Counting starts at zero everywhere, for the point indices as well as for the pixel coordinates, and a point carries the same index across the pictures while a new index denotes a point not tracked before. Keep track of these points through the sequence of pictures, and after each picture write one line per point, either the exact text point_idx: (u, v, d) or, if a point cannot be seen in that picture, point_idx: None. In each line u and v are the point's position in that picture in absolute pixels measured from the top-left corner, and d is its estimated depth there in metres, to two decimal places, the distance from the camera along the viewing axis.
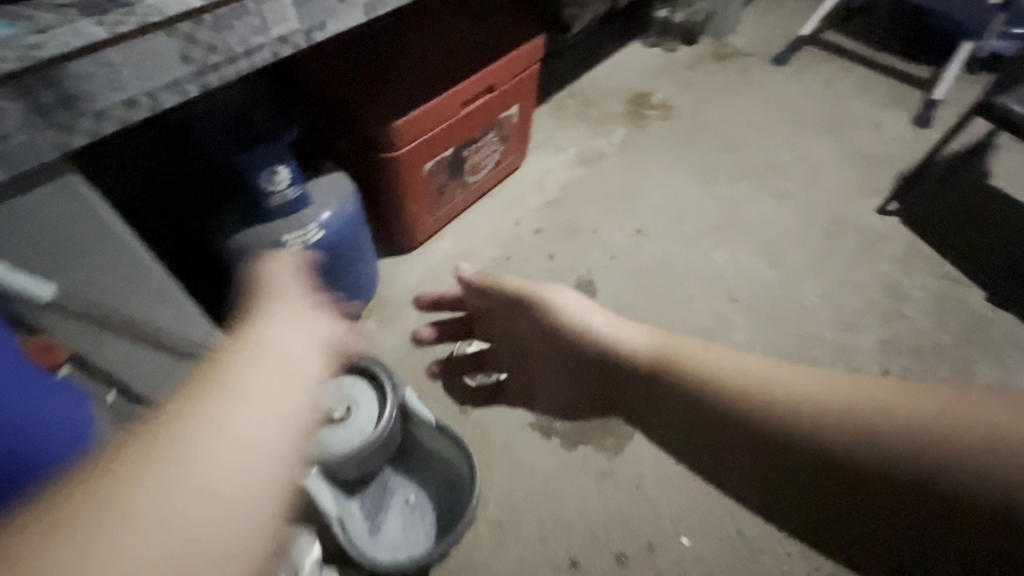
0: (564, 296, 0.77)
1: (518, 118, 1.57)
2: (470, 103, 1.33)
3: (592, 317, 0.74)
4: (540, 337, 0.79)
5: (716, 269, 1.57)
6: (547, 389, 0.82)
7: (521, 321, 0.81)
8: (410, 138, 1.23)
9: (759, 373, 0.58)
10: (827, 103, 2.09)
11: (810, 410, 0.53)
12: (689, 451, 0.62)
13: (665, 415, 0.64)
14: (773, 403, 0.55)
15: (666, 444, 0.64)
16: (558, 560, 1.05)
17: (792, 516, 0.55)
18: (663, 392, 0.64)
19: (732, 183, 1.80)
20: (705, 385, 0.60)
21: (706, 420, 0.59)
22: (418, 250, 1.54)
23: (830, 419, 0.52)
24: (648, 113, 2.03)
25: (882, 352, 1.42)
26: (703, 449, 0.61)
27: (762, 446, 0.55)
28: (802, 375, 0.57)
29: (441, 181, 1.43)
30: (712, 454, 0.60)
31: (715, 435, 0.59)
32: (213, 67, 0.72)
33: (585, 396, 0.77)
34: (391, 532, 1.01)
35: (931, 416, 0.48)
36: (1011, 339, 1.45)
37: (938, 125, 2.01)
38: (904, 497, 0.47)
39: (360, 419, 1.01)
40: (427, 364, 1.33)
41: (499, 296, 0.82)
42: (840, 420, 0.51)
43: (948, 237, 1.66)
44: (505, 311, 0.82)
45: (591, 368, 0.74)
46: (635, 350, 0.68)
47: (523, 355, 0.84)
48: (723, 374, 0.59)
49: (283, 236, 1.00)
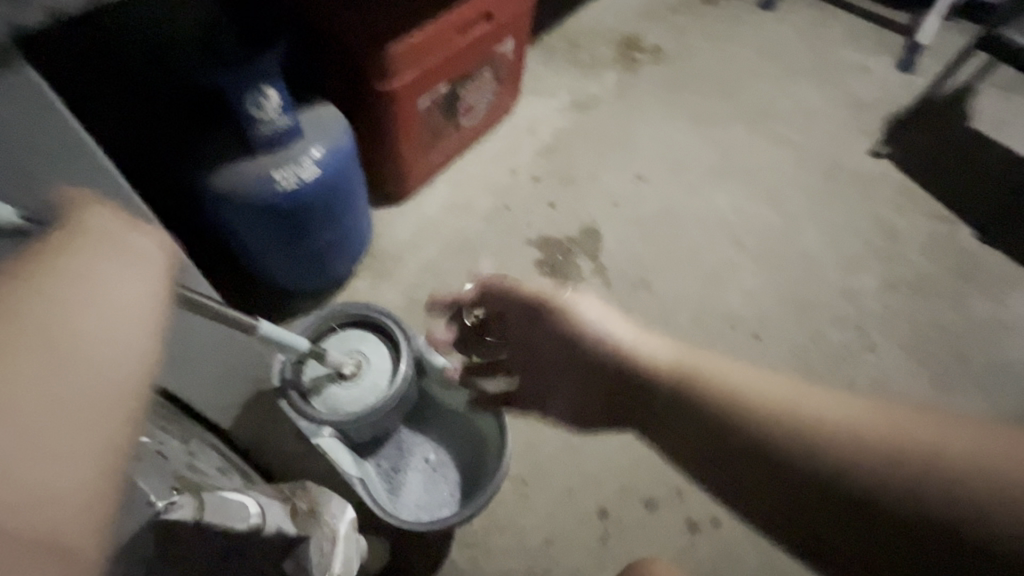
0: (590, 305, 0.68)
1: (513, 55, 1.44)
2: (467, 32, 1.21)
3: (606, 323, 0.66)
4: (557, 344, 0.70)
5: (719, 214, 1.54)
6: (560, 405, 0.73)
7: (538, 327, 0.72)
8: (406, 68, 1.11)
9: (786, 397, 0.53)
10: (816, 44, 2.01)
11: (841, 439, 0.50)
12: (691, 463, 0.58)
13: (670, 428, 0.59)
14: (800, 427, 0.51)
15: (666, 454, 0.60)
16: (586, 510, 1.03)
17: (787, 537, 0.51)
18: (673, 407, 0.59)
19: (729, 127, 1.73)
20: (725, 400, 0.55)
21: (723, 437, 0.54)
22: (409, 200, 1.43)
23: (866, 452, 0.48)
24: (639, 57, 1.86)
25: (884, 291, 1.43)
26: (706, 462, 0.56)
27: (779, 479, 0.51)
28: (829, 401, 0.53)
29: (436, 122, 1.32)
30: (714, 469, 0.56)
31: (723, 450, 0.55)
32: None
33: (583, 405, 0.70)
34: (412, 493, 0.95)
35: (973, 455, 0.46)
36: (1001, 274, 1.49)
37: (928, 67, 1.96)
38: (916, 532, 0.45)
39: (372, 375, 0.93)
40: (431, 320, 1.25)
41: (519, 299, 0.73)
42: (873, 451, 0.48)
43: (940, 178, 1.67)
44: (524, 315, 0.74)
45: (606, 381, 0.65)
46: (653, 362, 0.61)
47: (535, 364, 0.75)
48: (748, 392, 0.54)
49: (272, 172, 0.91)
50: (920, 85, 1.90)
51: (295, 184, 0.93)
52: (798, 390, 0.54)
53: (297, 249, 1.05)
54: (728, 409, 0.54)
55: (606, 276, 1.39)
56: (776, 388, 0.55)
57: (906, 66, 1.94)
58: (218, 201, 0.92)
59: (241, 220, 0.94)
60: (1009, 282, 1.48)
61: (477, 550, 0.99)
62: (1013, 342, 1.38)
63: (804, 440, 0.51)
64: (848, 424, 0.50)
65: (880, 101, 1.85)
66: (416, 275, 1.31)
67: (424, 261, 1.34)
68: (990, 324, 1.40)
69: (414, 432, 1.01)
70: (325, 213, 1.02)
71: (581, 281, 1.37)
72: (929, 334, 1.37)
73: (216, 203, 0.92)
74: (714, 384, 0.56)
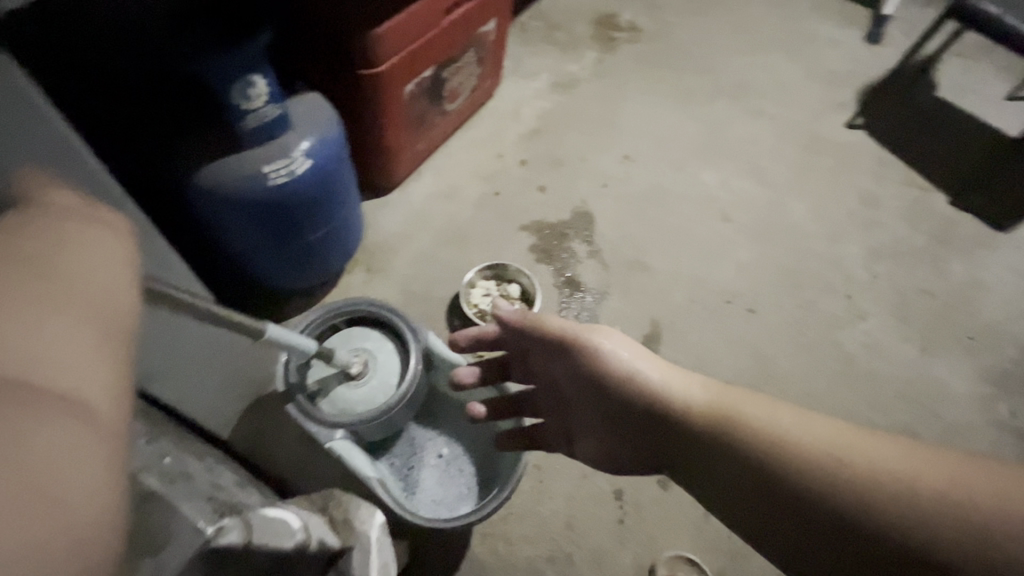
0: (618, 344, 0.73)
1: (495, 36, 1.39)
2: (450, 13, 1.16)
3: (639, 365, 0.71)
4: (583, 381, 0.75)
5: (707, 191, 1.54)
6: (588, 443, 0.78)
7: (561, 362, 0.77)
8: (391, 51, 1.06)
9: (817, 440, 0.58)
10: (789, 19, 2.02)
11: (847, 473, 0.54)
12: (731, 506, 0.61)
13: (698, 466, 0.64)
14: (828, 469, 0.55)
15: (706, 497, 0.64)
16: (602, 492, 1.03)
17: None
18: (698, 444, 0.64)
19: (710, 103, 1.73)
20: (760, 443, 0.59)
21: (746, 473, 0.59)
22: (397, 191, 1.39)
23: (869, 488, 0.53)
24: (616, 35, 1.84)
25: (869, 259, 1.47)
26: (746, 504, 0.60)
27: (813, 526, 0.55)
28: (858, 445, 0.56)
29: (421, 108, 1.27)
30: (755, 511, 0.59)
31: (759, 491, 0.59)
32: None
33: (621, 446, 0.73)
34: (428, 490, 0.94)
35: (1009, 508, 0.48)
36: (974, 237, 1.55)
37: (894, 38, 2.01)
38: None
39: (381, 374, 0.90)
40: (430, 313, 1.23)
41: (544, 337, 0.78)
42: (873, 485, 0.53)
43: (913, 146, 1.72)
44: (547, 352, 0.79)
45: (636, 419, 0.70)
46: (687, 403, 0.66)
47: (562, 402, 0.81)
48: (780, 436, 0.59)
49: (262, 167, 0.86)
50: (888, 57, 1.94)
51: (287, 177, 0.88)
52: (817, 429, 0.59)
53: (287, 247, 1.00)
54: (747, 444, 0.60)
55: (601, 258, 1.38)
56: (795, 426, 0.60)
57: (875, 37, 1.98)
58: (204, 196, 0.87)
59: (230, 217, 0.90)
60: (982, 244, 1.54)
61: (496, 539, 0.98)
62: (988, 301, 1.44)
63: (811, 470, 0.56)
64: (863, 460, 0.55)
65: (853, 73, 1.88)
66: (409, 267, 1.28)
67: (416, 252, 1.30)
68: (967, 285, 1.46)
69: (425, 429, 0.99)
70: (318, 208, 0.97)
71: (576, 264, 1.36)
72: (912, 298, 1.42)
73: (202, 198, 0.87)
74: (735, 422, 0.62)
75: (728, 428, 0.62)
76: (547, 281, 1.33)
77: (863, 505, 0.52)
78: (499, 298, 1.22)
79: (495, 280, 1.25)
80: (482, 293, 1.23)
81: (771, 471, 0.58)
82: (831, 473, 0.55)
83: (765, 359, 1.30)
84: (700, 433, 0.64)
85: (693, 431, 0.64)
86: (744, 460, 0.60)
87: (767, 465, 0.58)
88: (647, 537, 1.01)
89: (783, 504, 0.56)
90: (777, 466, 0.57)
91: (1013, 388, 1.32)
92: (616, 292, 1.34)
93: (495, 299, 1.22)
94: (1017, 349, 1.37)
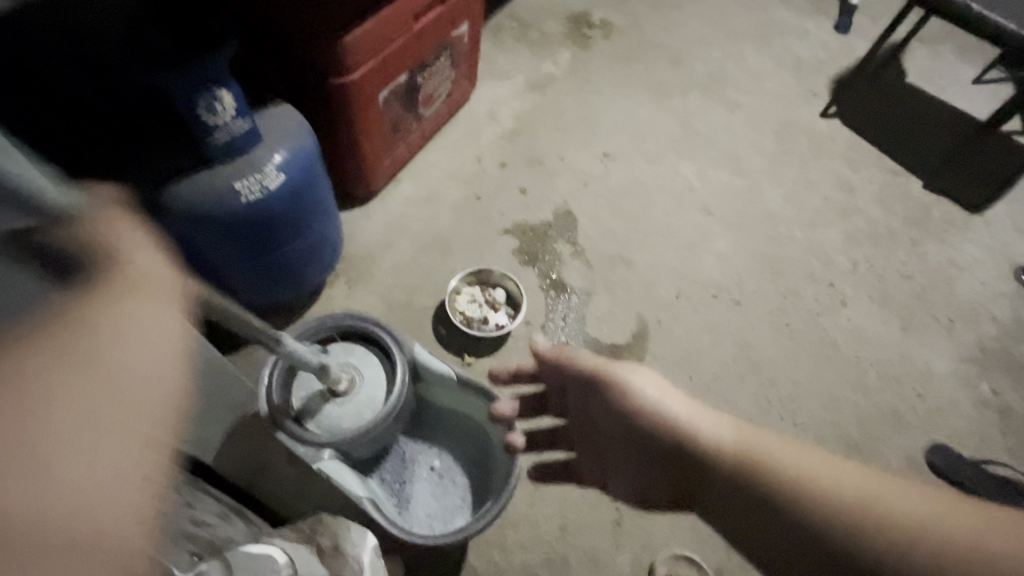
0: (643, 380, 0.70)
1: (469, 39, 1.38)
2: (421, 17, 1.14)
3: (669, 401, 0.68)
4: (611, 417, 0.72)
5: (687, 184, 1.55)
6: (622, 481, 0.74)
7: (592, 399, 0.74)
8: (363, 58, 1.04)
9: (846, 485, 0.54)
10: (759, 11, 2.03)
11: (881, 520, 0.51)
12: (758, 552, 0.58)
13: (723, 506, 0.61)
14: (859, 518, 0.52)
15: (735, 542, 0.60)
16: (597, 494, 1.03)
17: None
18: (717, 484, 0.61)
19: (685, 97, 1.74)
20: (784, 486, 0.56)
21: (766, 512, 0.57)
22: (375, 199, 1.36)
23: (907, 538, 0.49)
24: (589, 32, 1.83)
25: (848, 245, 1.49)
26: (772, 551, 0.56)
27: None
28: (893, 492, 0.53)
29: (396, 114, 1.25)
30: (780, 558, 0.56)
31: (783, 537, 0.55)
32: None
33: (648, 485, 0.70)
34: (420, 504, 0.92)
35: None
36: (948, 219, 1.58)
37: (862, 26, 2.04)
38: None
39: (367, 389, 0.89)
40: (416, 321, 1.21)
41: (575, 373, 0.75)
42: (908, 536, 0.49)
43: (886, 133, 1.74)
44: (578, 388, 0.75)
45: (662, 459, 0.67)
46: (713, 441, 0.63)
47: (593, 438, 0.77)
48: (806, 480, 0.56)
49: (233, 183, 0.84)
50: (857, 45, 1.97)
51: (259, 194, 0.86)
52: (837, 468, 0.56)
53: (265, 262, 0.98)
54: (770, 485, 0.57)
55: (585, 257, 1.38)
56: (822, 466, 0.57)
57: (844, 26, 2.00)
58: (175, 218, 0.84)
59: (202, 236, 0.87)
60: (955, 225, 1.57)
61: (493, 549, 0.97)
62: (965, 281, 1.47)
63: (831, 507, 0.53)
64: (887, 503, 0.52)
65: (823, 62, 1.90)
66: (391, 276, 1.26)
67: (398, 260, 1.28)
68: (944, 267, 1.49)
69: (415, 442, 0.97)
70: (295, 223, 0.95)
71: (560, 264, 1.35)
72: (892, 282, 1.44)
73: (173, 222, 0.85)
74: (753, 457, 0.60)
75: (754, 468, 0.59)
76: (532, 283, 1.32)
77: (890, 545, 0.49)
78: (484, 303, 1.21)
79: (479, 285, 1.24)
80: (467, 299, 1.21)
81: (788, 510, 0.55)
82: (856, 514, 0.52)
83: (751, 350, 1.31)
84: (725, 472, 0.61)
85: (719, 472, 0.61)
86: (766, 499, 0.57)
87: (785, 504, 0.56)
88: (644, 536, 1.01)
89: (800, 538, 0.54)
90: (794, 502, 0.55)
91: (993, 365, 1.35)
92: (601, 290, 1.34)
93: (481, 304, 1.21)
94: (995, 328, 1.40)
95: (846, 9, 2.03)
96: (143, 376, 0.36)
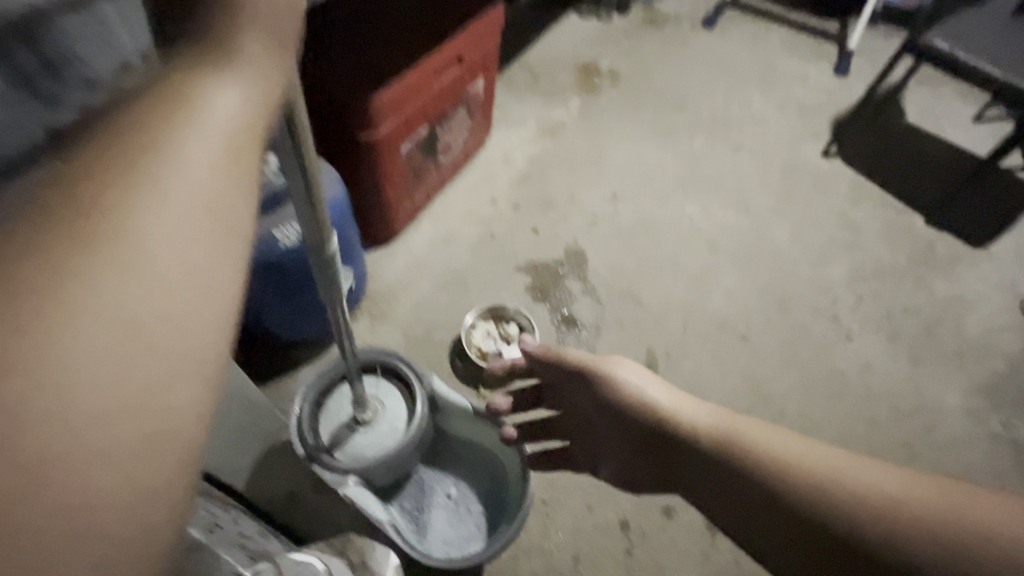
0: (630, 370, 0.73)
1: (484, 92, 1.50)
2: (441, 77, 1.26)
3: (652, 389, 0.71)
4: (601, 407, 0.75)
5: (693, 223, 1.61)
6: (610, 465, 0.77)
7: (582, 393, 0.78)
8: (388, 116, 1.14)
9: (821, 463, 0.56)
10: (760, 57, 2.14)
11: (853, 495, 0.53)
12: (739, 525, 0.60)
13: (700, 484, 0.64)
14: (835, 492, 0.54)
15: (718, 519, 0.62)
16: (608, 525, 1.06)
17: None
18: (694, 462, 0.65)
19: (691, 139, 1.83)
20: (761, 465, 0.59)
21: (738, 487, 0.60)
22: (397, 239, 1.46)
23: (879, 510, 0.51)
24: (598, 81, 1.95)
25: (852, 280, 1.53)
26: (754, 525, 0.58)
27: (819, 546, 0.53)
28: (868, 471, 0.55)
29: (417, 162, 1.35)
30: (760, 532, 0.58)
31: (763, 512, 0.57)
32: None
33: (633, 468, 0.73)
34: (437, 531, 0.96)
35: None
36: (953, 254, 1.61)
37: (860, 71, 2.12)
38: None
39: (389, 418, 0.95)
40: (434, 356, 1.28)
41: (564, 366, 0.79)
42: (883, 507, 0.51)
43: (887, 171, 1.80)
44: (570, 382, 0.79)
45: (647, 444, 0.70)
46: (695, 425, 0.66)
47: (587, 429, 0.80)
48: (782, 458, 0.58)
49: (272, 231, 0.93)
50: (857, 87, 2.05)
51: (295, 240, 0.95)
52: (802, 447, 0.59)
53: (297, 301, 1.06)
54: (750, 464, 0.59)
55: (595, 293, 1.44)
56: (789, 445, 0.59)
57: (843, 70, 2.09)
58: None
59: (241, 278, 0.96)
60: (960, 260, 1.60)
61: None
62: (971, 315, 1.49)
63: (790, 479, 0.56)
64: (840, 476, 0.55)
65: (824, 104, 1.99)
66: (411, 312, 1.33)
67: (418, 297, 1.36)
68: (949, 301, 1.51)
69: (433, 470, 1.02)
70: None
71: (572, 300, 1.42)
72: (898, 316, 1.47)
73: None
74: (727, 437, 0.63)
75: (736, 449, 0.61)
76: (545, 318, 1.38)
77: (840, 516, 0.52)
78: (499, 338, 1.27)
79: (494, 320, 1.30)
80: (483, 333, 1.28)
81: (754, 481, 0.58)
82: (813, 486, 0.55)
83: (759, 383, 1.34)
84: (701, 450, 0.64)
85: (696, 451, 0.64)
86: (736, 473, 0.60)
87: (751, 476, 0.59)
88: (655, 566, 1.03)
89: (764, 507, 0.57)
90: (759, 475, 0.58)
91: (1004, 400, 1.36)
92: (611, 326, 1.39)
93: (496, 338, 1.27)
94: (1004, 362, 1.42)
95: (845, 54, 2.13)
96: (163, 352, 0.28)
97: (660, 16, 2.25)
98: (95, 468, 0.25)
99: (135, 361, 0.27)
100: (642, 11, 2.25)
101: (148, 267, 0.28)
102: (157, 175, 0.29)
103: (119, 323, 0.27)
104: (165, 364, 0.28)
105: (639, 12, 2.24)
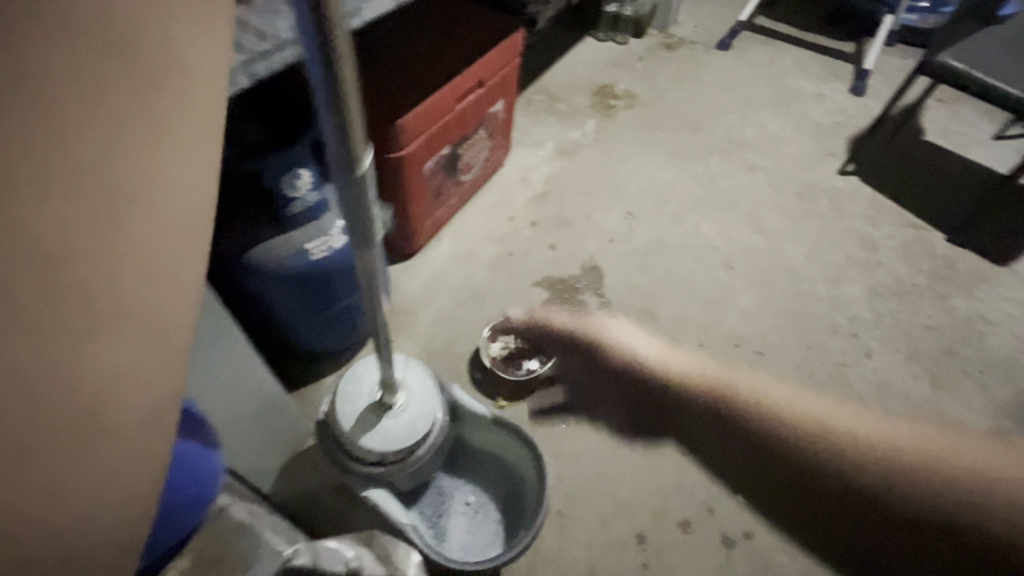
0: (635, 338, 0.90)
1: (504, 114, 1.56)
2: (464, 100, 1.32)
3: (641, 346, 0.89)
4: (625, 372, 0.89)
5: (708, 241, 1.64)
6: (590, 400, 1.21)
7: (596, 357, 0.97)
8: (413, 136, 1.21)
9: (793, 402, 0.68)
10: (775, 79, 2.17)
11: (822, 431, 0.65)
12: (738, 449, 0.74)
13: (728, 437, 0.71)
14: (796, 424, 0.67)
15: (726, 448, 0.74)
16: (624, 539, 1.07)
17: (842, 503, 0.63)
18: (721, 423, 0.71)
19: (706, 160, 1.86)
20: (755, 410, 0.69)
21: (713, 416, 0.75)
22: (418, 255, 1.51)
23: (831, 437, 0.64)
24: (614, 104, 2.00)
25: (870, 298, 1.53)
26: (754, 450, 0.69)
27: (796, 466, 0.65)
28: (829, 407, 0.67)
29: (440, 181, 1.41)
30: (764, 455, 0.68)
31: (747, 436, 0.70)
32: (264, 54, 0.69)
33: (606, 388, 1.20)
34: (456, 537, 0.99)
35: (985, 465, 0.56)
36: (975, 273, 1.60)
37: (876, 91, 2.14)
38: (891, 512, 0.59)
39: (421, 402, 0.94)
40: (453, 368, 1.31)
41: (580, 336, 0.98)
42: (830, 435, 0.64)
43: (905, 190, 1.80)
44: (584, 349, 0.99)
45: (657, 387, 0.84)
46: (684, 375, 0.78)
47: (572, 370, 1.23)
48: (764, 398, 0.70)
49: (305, 245, 0.98)
50: (873, 107, 2.06)
51: (326, 253, 1.00)
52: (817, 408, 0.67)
53: (325, 312, 1.11)
54: (738, 410, 0.70)
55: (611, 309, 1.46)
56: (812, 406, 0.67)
57: (859, 89, 2.11)
58: (253, 275, 0.98)
59: (275, 289, 1.01)
60: (982, 279, 1.59)
61: None
62: (994, 334, 1.47)
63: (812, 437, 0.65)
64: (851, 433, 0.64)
65: (840, 124, 2.00)
66: (431, 326, 1.37)
67: (438, 311, 1.40)
68: (972, 319, 1.50)
69: (452, 478, 1.04)
70: (352, 276, 1.08)
71: None
72: (918, 335, 1.46)
73: (253, 279, 0.99)
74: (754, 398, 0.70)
75: (716, 389, 0.74)
76: None
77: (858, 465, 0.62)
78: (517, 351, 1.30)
79: (512, 334, 1.33)
80: (500, 346, 1.31)
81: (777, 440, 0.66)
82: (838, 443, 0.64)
83: None
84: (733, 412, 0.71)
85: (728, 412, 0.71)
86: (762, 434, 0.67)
87: (741, 413, 0.70)
88: None
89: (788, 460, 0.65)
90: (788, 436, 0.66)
91: None
92: None
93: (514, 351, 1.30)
94: None
95: (860, 74, 2.15)
96: (113, 369, 0.35)
97: (675, 41, 2.30)
98: (95, 475, 0.35)
99: (70, 378, 0.33)
100: (657, 36, 2.31)
101: (77, 305, 0.34)
102: (114, 224, 0.36)
103: (52, 358, 0.32)
104: (104, 373, 0.35)
105: (654, 37, 2.30)
